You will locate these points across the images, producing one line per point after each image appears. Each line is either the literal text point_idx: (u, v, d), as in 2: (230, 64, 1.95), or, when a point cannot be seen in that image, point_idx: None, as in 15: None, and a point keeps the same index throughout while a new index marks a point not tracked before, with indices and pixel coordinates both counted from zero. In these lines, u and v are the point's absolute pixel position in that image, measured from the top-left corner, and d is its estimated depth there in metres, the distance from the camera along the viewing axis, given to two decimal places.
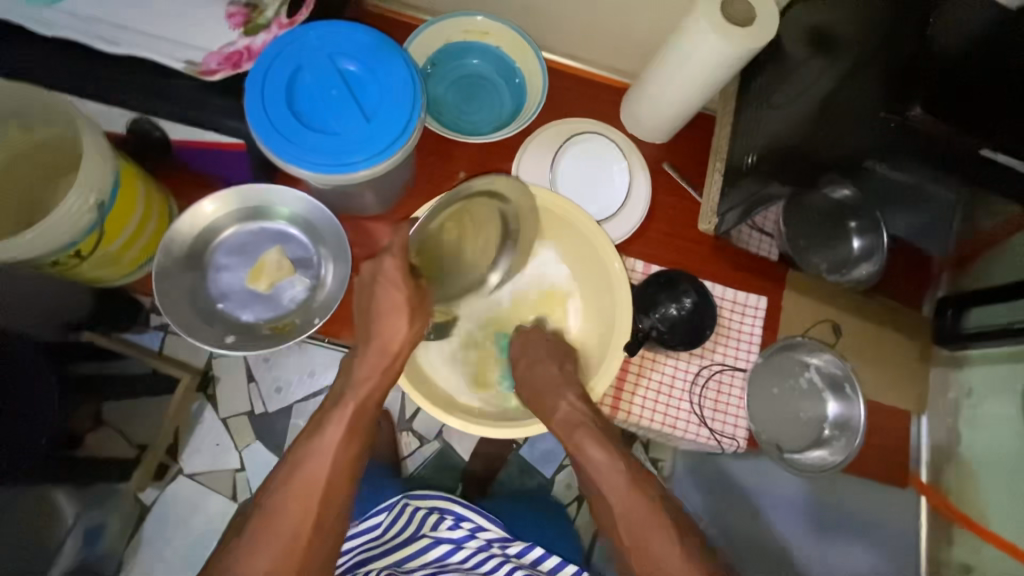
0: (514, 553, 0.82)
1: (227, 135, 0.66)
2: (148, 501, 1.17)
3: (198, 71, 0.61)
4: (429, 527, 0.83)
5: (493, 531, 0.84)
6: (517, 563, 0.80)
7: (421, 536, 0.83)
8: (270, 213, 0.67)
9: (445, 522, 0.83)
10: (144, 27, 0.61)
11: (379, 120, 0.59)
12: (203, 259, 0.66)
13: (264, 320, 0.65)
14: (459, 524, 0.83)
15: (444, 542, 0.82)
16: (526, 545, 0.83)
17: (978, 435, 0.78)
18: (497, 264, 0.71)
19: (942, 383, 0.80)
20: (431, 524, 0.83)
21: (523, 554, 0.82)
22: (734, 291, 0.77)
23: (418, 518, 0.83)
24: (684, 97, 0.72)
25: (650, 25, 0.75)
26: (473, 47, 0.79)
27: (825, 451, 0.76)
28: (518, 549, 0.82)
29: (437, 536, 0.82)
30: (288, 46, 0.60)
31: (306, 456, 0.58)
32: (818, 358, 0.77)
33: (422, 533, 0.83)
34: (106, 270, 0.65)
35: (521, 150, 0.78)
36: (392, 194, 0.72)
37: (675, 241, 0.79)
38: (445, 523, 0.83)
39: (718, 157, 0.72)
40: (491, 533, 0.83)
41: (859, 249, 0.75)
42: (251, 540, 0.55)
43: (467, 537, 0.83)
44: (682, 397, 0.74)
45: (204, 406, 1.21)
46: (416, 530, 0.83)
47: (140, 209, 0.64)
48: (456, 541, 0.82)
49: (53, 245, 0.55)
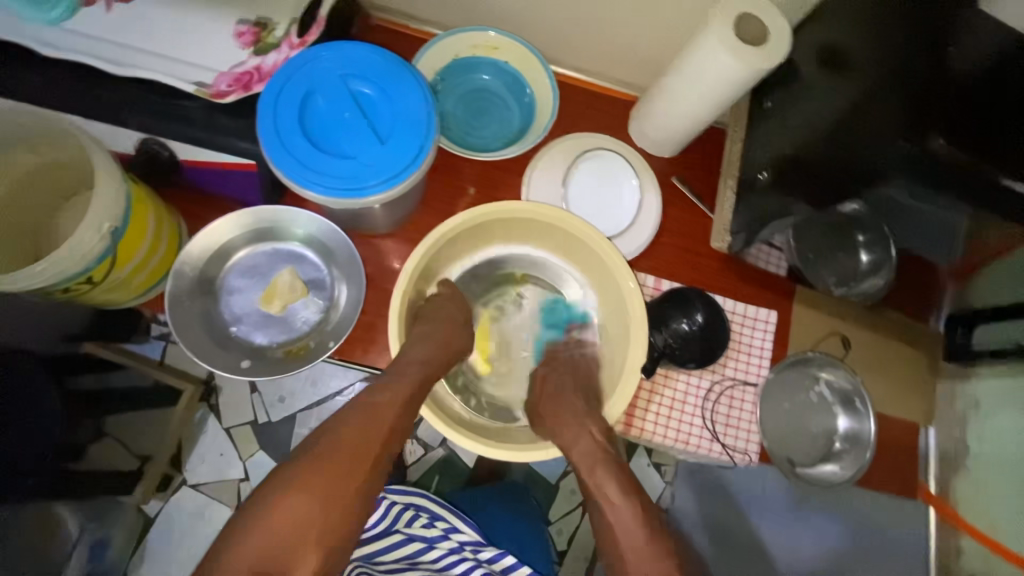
0: (487, 558, 0.80)
1: (236, 156, 0.64)
2: (152, 513, 1.13)
3: (209, 93, 0.60)
4: (404, 523, 0.81)
5: (467, 534, 0.81)
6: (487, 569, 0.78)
7: (394, 532, 0.81)
8: (285, 234, 0.68)
9: (421, 520, 0.81)
10: (156, 50, 0.62)
11: (393, 143, 0.59)
12: (214, 284, 0.67)
13: (278, 343, 0.66)
14: (434, 522, 0.81)
15: (417, 539, 0.80)
16: (499, 551, 0.80)
17: (986, 446, 0.78)
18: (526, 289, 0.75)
19: (949, 396, 0.81)
20: (406, 520, 0.81)
21: (496, 560, 0.79)
22: (745, 305, 0.78)
23: (393, 512, 0.81)
24: (694, 114, 0.72)
25: (660, 40, 0.75)
26: (481, 62, 0.79)
27: (836, 465, 0.76)
28: (492, 555, 0.80)
29: (412, 533, 0.81)
30: (302, 69, 0.60)
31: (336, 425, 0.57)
32: (829, 373, 0.77)
33: (396, 529, 0.81)
34: (120, 293, 0.64)
35: (531, 166, 0.78)
36: (403, 211, 0.72)
37: (685, 255, 0.79)
38: (421, 521, 0.81)
39: (729, 173, 0.75)
40: (467, 536, 0.81)
41: (867, 264, 0.73)
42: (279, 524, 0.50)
43: (440, 537, 0.81)
44: (694, 412, 0.75)
45: (208, 416, 1.17)
46: (390, 526, 0.81)
47: (151, 232, 0.63)
48: (429, 540, 0.81)
49: (66, 273, 0.54)
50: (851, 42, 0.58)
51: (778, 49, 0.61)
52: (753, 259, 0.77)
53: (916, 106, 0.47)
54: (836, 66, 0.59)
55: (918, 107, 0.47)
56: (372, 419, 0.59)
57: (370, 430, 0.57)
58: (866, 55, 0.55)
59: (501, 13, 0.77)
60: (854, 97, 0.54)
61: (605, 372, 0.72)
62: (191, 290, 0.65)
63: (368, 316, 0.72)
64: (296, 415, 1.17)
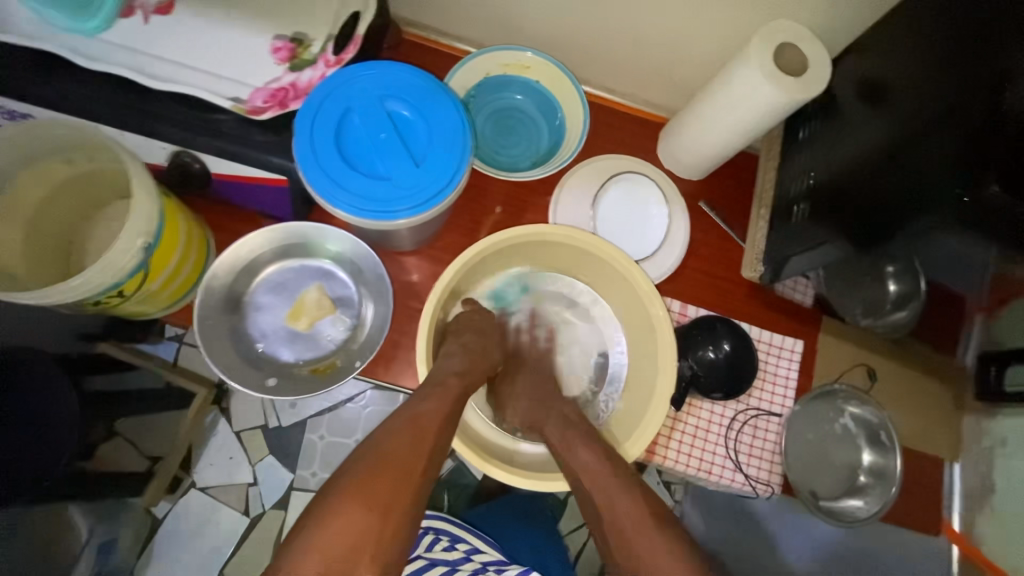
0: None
1: (268, 171, 0.63)
2: (160, 514, 1.12)
3: (245, 109, 0.60)
4: (425, 548, 0.85)
5: (488, 555, 0.87)
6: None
7: (417, 558, 0.85)
8: (316, 252, 0.68)
9: (441, 544, 0.87)
10: (193, 63, 0.62)
11: (428, 165, 0.59)
12: (241, 300, 0.67)
13: (304, 360, 0.67)
14: (454, 546, 0.87)
15: (439, 564, 0.84)
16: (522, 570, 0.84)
17: (1013, 485, 0.76)
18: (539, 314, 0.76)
19: (975, 433, 0.79)
20: (427, 546, 0.86)
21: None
22: (772, 333, 0.77)
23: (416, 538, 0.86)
24: (726, 141, 0.71)
25: (694, 64, 0.75)
26: (513, 81, 0.79)
27: (860, 500, 0.76)
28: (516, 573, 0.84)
29: (433, 558, 0.84)
30: (340, 88, 0.60)
31: (378, 438, 0.55)
32: (855, 405, 0.77)
33: (417, 555, 0.85)
34: (149, 304, 0.64)
35: (559, 187, 0.78)
36: (430, 230, 0.72)
37: (713, 281, 0.79)
38: (440, 544, 0.86)
39: (763, 204, 0.76)
40: (488, 557, 0.86)
41: (894, 293, 0.68)
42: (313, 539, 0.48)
43: (461, 559, 0.85)
44: (717, 441, 0.74)
45: (218, 419, 1.16)
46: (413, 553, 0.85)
47: (181, 244, 0.63)
48: (451, 563, 0.84)
49: (100, 286, 0.54)
50: (895, 76, 0.57)
51: (816, 80, 0.60)
52: (782, 290, 0.77)
53: (966, 157, 0.46)
54: (878, 100, 0.59)
55: (949, 159, 0.48)
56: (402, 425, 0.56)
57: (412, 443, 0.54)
58: (909, 91, 0.54)
59: (534, 32, 0.77)
60: (899, 136, 0.53)
61: (630, 399, 0.71)
62: (220, 305, 0.65)
63: (392, 333, 0.72)
64: (309, 420, 1.16)
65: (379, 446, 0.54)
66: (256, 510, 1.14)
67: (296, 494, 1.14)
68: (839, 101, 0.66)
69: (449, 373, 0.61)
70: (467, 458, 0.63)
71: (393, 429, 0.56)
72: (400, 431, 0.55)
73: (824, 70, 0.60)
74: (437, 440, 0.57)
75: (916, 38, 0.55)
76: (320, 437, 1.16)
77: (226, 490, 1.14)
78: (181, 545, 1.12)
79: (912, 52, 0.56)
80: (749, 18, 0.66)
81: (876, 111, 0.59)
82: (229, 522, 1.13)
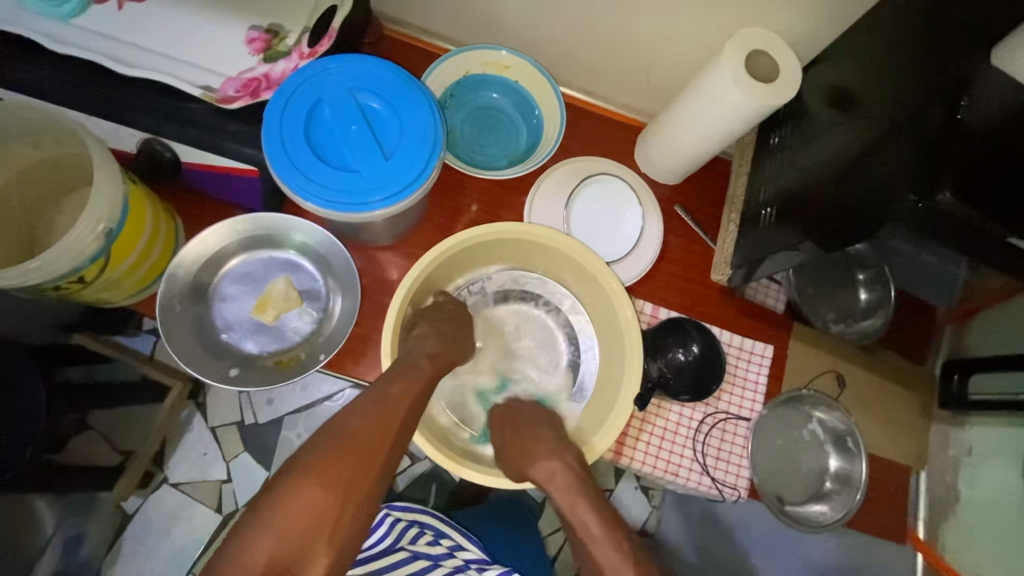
0: None
1: (239, 162, 0.63)
2: (131, 509, 1.09)
3: (215, 98, 0.60)
4: (408, 541, 0.82)
5: (472, 552, 0.83)
6: None
7: (398, 549, 0.81)
8: (283, 242, 0.68)
9: (425, 538, 0.83)
10: (165, 50, 0.61)
11: (398, 158, 0.59)
12: (207, 290, 0.67)
13: (268, 352, 0.66)
14: (439, 541, 0.84)
15: (421, 557, 0.81)
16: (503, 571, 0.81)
17: (977, 493, 0.77)
18: (516, 321, 0.77)
19: (943, 441, 0.80)
20: (410, 538, 0.83)
21: None
22: (742, 338, 0.77)
23: (397, 529, 0.83)
24: (699, 146, 0.71)
25: (671, 69, 0.75)
26: (492, 81, 0.79)
27: (825, 505, 0.77)
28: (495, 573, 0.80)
29: (416, 551, 0.81)
30: (311, 80, 0.60)
31: (343, 416, 0.55)
32: (823, 412, 0.77)
33: (400, 546, 0.82)
34: (113, 292, 0.63)
35: (534, 187, 0.78)
36: (403, 225, 0.71)
37: (684, 285, 0.79)
38: (424, 538, 0.83)
39: (733, 208, 0.76)
40: (471, 554, 0.83)
41: (867, 301, 0.73)
42: (268, 514, 0.48)
43: (445, 555, 0.82)
44: (685, 444, 0.74)
45: (193, 414, 1.14)
46: (393, 543, 0.82)
47: (148, 232, 0.62)
48: (433, 557, 0.81)
49: (57, 272, 0.54)
50: (862, 84, 0.57)
51: (788, 86, 0.60)
52: (752, 294, 0.77)
53: (921, 161, 0.46)
54: (846, 107, 0.59)
55: (902, 168, 0.47)
56: (369, 405, 0.56)
57: (379, 423, 0.55)
58: (874, 99, 0.55)
59: (515, 33, 0.77)
60: (862, 144, 0.53)
61: (600, 394, 0.72)
62: (185, 292, 0.65)
63: (362, 327, 0.71)
64: (285, 418, 1.15)
65: (346, 427, 0.54)
66: (229, 507, 1.12)
67: None
68: (809, 108, 0.67)
69: (421, 357, 0.61)
70: (424, 449, 0.63)
71: (355, 411, 0.55)
72: (364, 409, 0.55)
73: (793, 79, 0.60)
74: (401, 426, 0.56)
75: (878, 52, 0.57)
76: (296, 435, 1.15)
77: (199, 486, 1.12)
78: (152, 541, 1.09)
79: (874, 65, 0.57)
80: (725, 25, 0.66)
81: (843, 119, 0.59)
82: (200, 519, 1.10)
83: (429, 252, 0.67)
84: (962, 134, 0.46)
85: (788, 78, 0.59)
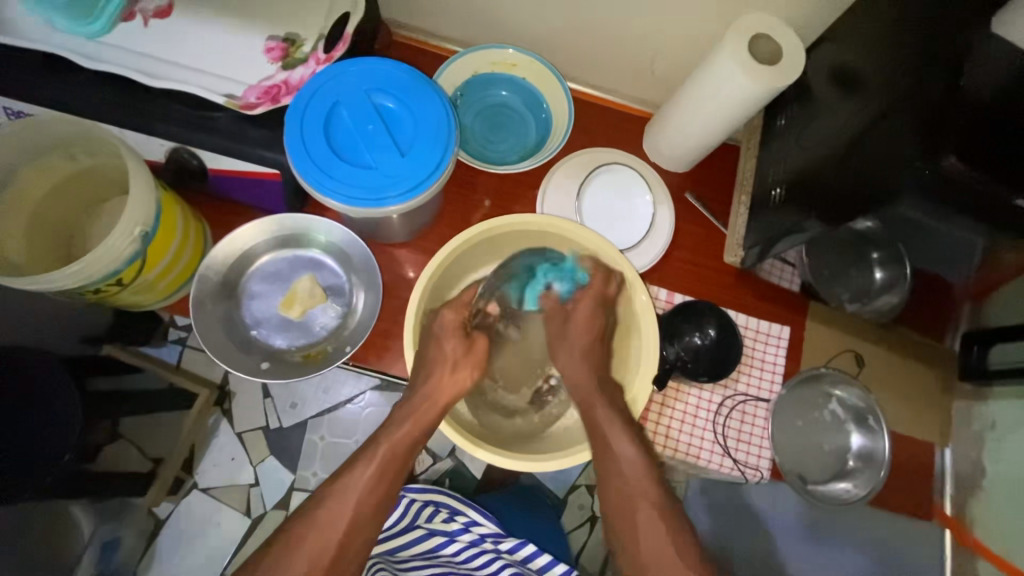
0: (506, 549, 0.82)
1: (262, 165, 0.65)
2: (163, 514, 1.11)
3: (238, 105, 0.63)
4: (425, 519, 0.83)
5: (488, 526, 0.83)
6: (508, 560, 0.81)
7: (415, 527, 0.82)
8: (305, 241, 0.71)
9: (440, 516, 0.83)
10: (188, 63, 0.64)
11: (414, 154, 0.62)
12: (236, 287, 0.70)
13: (295, 347, 0.70)
14: (454, 517, 0.84)
15: (438, 534, 0.82)
16: (518, 542, 0.82)
17: (1003, 467, 0.77)
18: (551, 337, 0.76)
19: (966, 416, 0.80)
20: (426, 516, 0.83)
21: (515, 551, 0.82)
22: (759, 321, 0.78)
23: (414, 510, 0.82)
24: (706, 131, 0.72)
25: (676, 60, 0.77)
26: (501, 78, 0.82)
27: (849, 483, 0.77)
28: (511, 546, 0.82)
29: (432, 528, 0.83)
30: (326, 83, 0.62)
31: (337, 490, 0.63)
32: (841, 390, 0.78)
33: (416, 525, 0.82)
34: (148, 295, 0.66)
35: (545, 180, 0.80)
36: (420, 222, 0.74)
37: (698, 269, 0.80)
38: (440, 516, 0.83)
39: (743, 191, 0.77)
40: (486, 528, 0.83)
41: (880, 281, 0.78)
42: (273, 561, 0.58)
43: (460, 531, 0.83)
44: (705, 426, 0.75)
45: (220, 420, 1.15)
46: (410, 522, 0.83)
47: (179, 236, 0.66)
48: (450, 534, 0.83)
49: (96, 275, 0.57)
50: (863, 61, 0.58)
51: (793, 66, 0.60)
52: (766, 275, 0.79)
53: (922, 129, 0.48)
54: (847, 85, 0.60)
55: (905, 137, 0.49)
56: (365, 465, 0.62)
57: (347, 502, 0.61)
58: (875, 73, 0.56)
59: (522, 31, 0.79)
60: (869, 115, 0.54)
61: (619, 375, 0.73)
62: (215, 291, 0.68)
63: (384, 322, 0.73)
64: (309, 421, 1.16)
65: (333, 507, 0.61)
66: (255, 510, 1.13)
67: (297, 493, 1.14)
68: (814, 88, 0.68)
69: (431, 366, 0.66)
70: (456, 440, 0.65)
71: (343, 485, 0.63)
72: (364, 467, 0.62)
73: (798, 57, 0.61)
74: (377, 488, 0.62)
75: (877, 28, 0.58)
76: (320, 437, 1.16)
77: (226, 491, 1.13)
78: (183, 546, 1.10)
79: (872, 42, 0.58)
80: (729, 11, 0.68)
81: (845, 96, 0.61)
82: (230, 523, 1.12)
83: (435, 255, 0.68)
84: (960, 100, 0.47)
85: (791, 56, 0.60)
